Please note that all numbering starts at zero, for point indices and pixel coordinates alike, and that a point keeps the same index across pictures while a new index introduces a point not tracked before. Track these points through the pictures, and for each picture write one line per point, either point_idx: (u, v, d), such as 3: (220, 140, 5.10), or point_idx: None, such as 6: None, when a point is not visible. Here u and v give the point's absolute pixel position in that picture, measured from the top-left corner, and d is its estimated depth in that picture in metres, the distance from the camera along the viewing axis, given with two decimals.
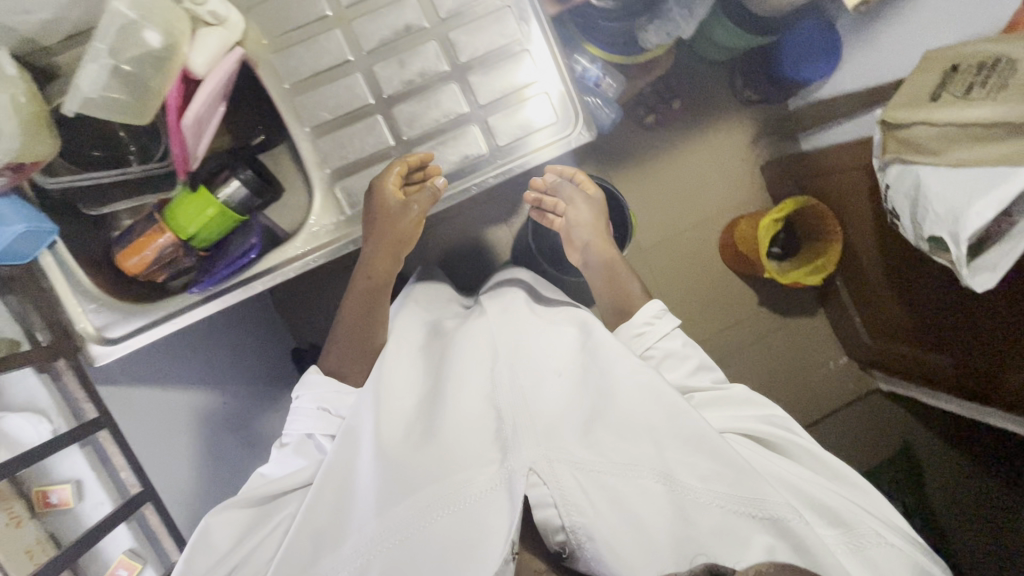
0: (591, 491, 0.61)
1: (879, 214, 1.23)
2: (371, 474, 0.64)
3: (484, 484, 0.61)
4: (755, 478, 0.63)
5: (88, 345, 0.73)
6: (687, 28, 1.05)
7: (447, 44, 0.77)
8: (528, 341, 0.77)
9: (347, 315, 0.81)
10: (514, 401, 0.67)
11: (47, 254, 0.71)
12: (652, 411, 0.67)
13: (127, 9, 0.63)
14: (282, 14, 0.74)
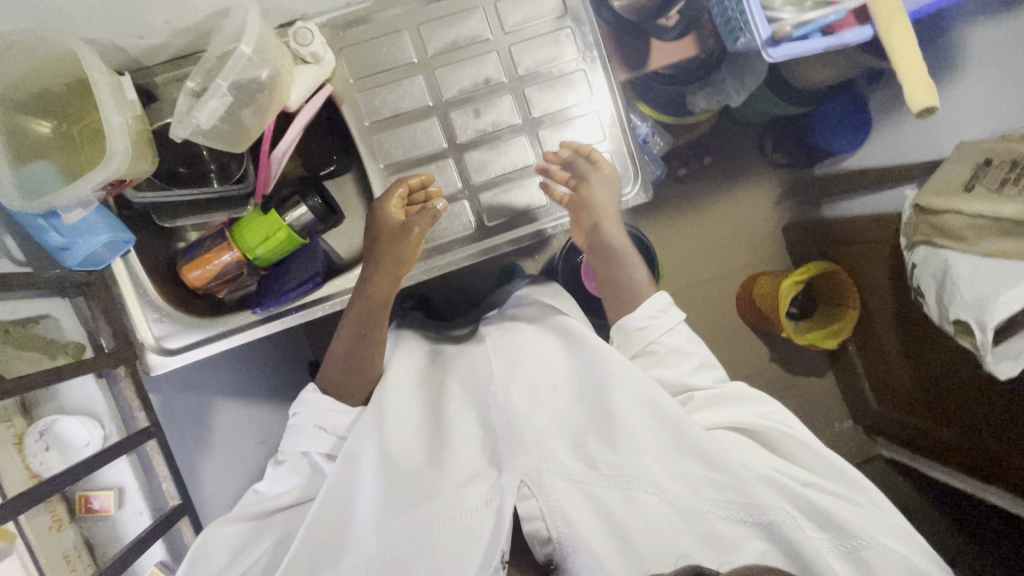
0: (584, 504, 0.61)
1: (899, 289, 1.27)
2: (371, 495, 0.63)
3: (479, 498, 0.60)
4: (750, 485, 0.62)
5: (146, 353, 0.75)
6: (736, 98, 1.10)
7: (522, 98, 0.81)
8: (520, 355, 0.77)
9: (341, 342, 0.77)
10: (505, 410, 0.67)
11: (119, 260, 0.73)
12: (646, 421, 0.67)
13: (248, 46, 0.62)
14: (372, 58, 0.78)
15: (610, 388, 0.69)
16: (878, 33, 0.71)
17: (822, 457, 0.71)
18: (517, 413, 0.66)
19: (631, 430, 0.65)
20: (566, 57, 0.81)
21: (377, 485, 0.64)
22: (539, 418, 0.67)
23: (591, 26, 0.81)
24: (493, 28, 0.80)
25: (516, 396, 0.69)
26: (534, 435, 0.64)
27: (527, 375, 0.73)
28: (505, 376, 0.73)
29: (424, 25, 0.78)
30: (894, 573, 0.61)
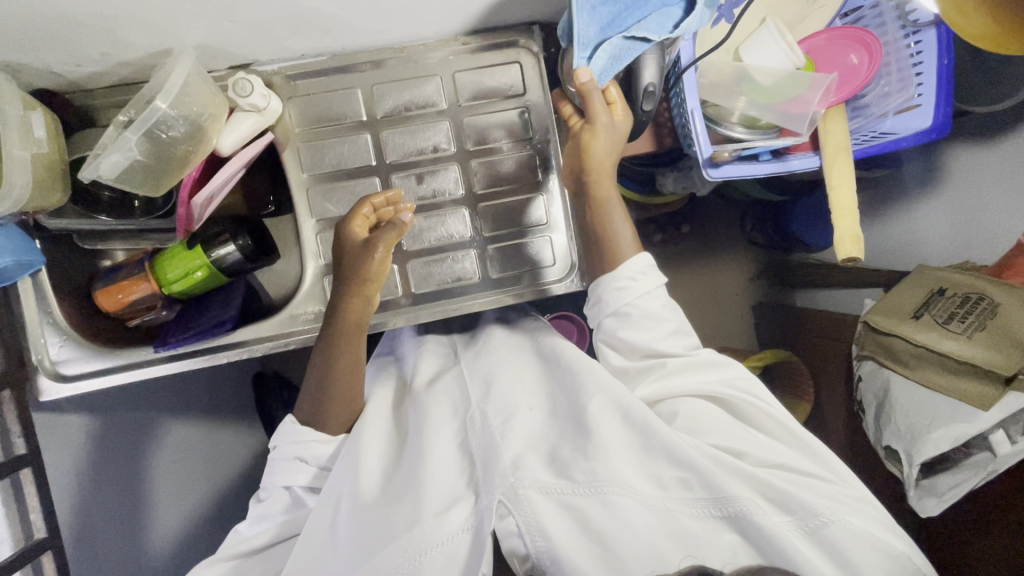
0: (561, 517, 0.56)
1: (848, 395, 1.26)
2: (351, 528, 0.60)
3: (454, 524, 0.57)
4: (720, 479, 0.56)
5: (39, 377, 0.73)
6: (701, 187, 1.10)
7: (468, 171, 0.81)
8: (496, 372, 0.72)
9: (314, 370, 0.70)
10: (479, 431, 0.63)
11: (27, 280, 0.72)
12: (616, 426, 0.62)
13: (162, 104, 0.62)
14: (320, 110, 0.77)
15: (586, 402, 0.64)
16: (823, 164, 0.74)
17: (796, 434, 0.65)
18: (490, 434, 0.62)
19: (602, 436, 0.60)
20: (518, 135, 0.81)
21: (355, 518, 0.60)
22: (514, 435, 0.62)
23: (548, 109, 0.80)
24: (448, 98, 0.79)
25: (492, 416, 0.65)
26: (506, 455, 0.60)
27: (501, 393, 0.68)
28: (479, 395, 0.69)
29: (378, 85, 0.78)
30: (860, 551, 0.55)
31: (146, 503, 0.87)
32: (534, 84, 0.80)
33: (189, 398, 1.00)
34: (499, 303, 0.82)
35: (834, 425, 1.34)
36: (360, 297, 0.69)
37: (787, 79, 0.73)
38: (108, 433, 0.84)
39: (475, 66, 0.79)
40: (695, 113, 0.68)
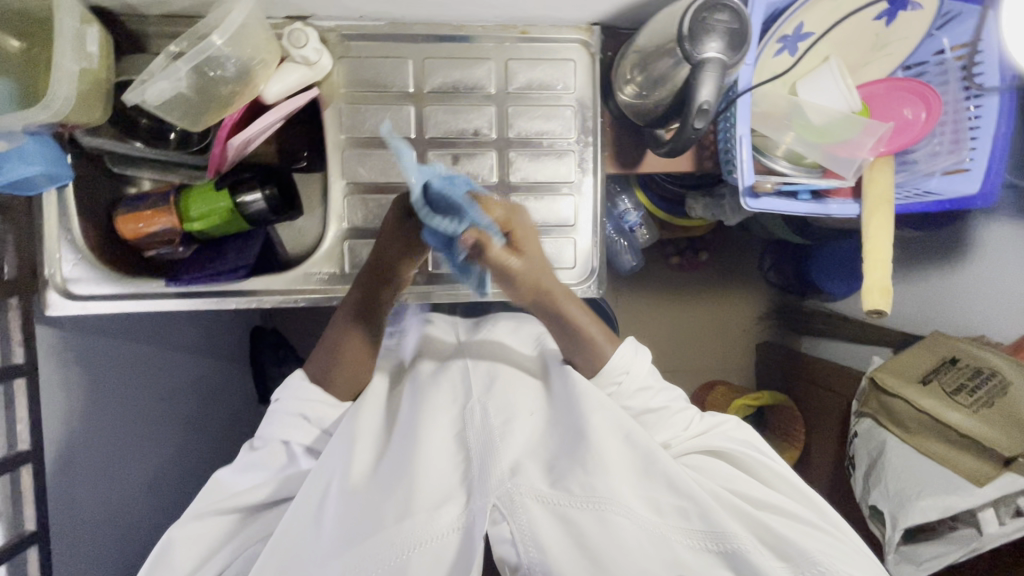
0: (556, 527, 0.56)
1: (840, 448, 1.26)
2: (336, 511, 0.58)
3: (445, 523, 0.56)
4: (719, 515, 0.57)
5: (48, 291, 0.73)
6: (730, 217, 1.09)
7: (504, 160, 0.80)
8: (499, 368, 0.70)
9: (329, 335, 0.67)
10: (477, 431, 0.62)
11: (52, 193, 0.72)
12: (618, 445, 0.60)
13: (218, 40, 0.61)
14: (368, 75, 0.77)
15: (587, 414, 0.61)
16: (863, 212, 0.73)
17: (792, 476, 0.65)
18: (490, 435, 0.61)
19: (605, 454, 0.59)
20: (561, 134, 0.80)
21: (342, 500, 0.58)
22: (511, 437, 0.61)
23: (596, 112, 0.79)
24: (497, 84, 0.78)
25: (493, 415, 0.63)
26: (503, 458, 0.58)
27: (503, 395, 0.66)
28: (482, 391, 0.67)
29: (431, 59, 0.77)
30: None
31: (120, 434, 0.86)
32: (585, 85, 0.79)
33: (168, 339, 0.99)
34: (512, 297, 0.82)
35: (822, 476, 1.33)
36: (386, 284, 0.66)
37: (839, 121, 0.72)
38: (95, 358, 0.83)
39: (530, 57, 0.78)
40: (743, 140, 0.67)
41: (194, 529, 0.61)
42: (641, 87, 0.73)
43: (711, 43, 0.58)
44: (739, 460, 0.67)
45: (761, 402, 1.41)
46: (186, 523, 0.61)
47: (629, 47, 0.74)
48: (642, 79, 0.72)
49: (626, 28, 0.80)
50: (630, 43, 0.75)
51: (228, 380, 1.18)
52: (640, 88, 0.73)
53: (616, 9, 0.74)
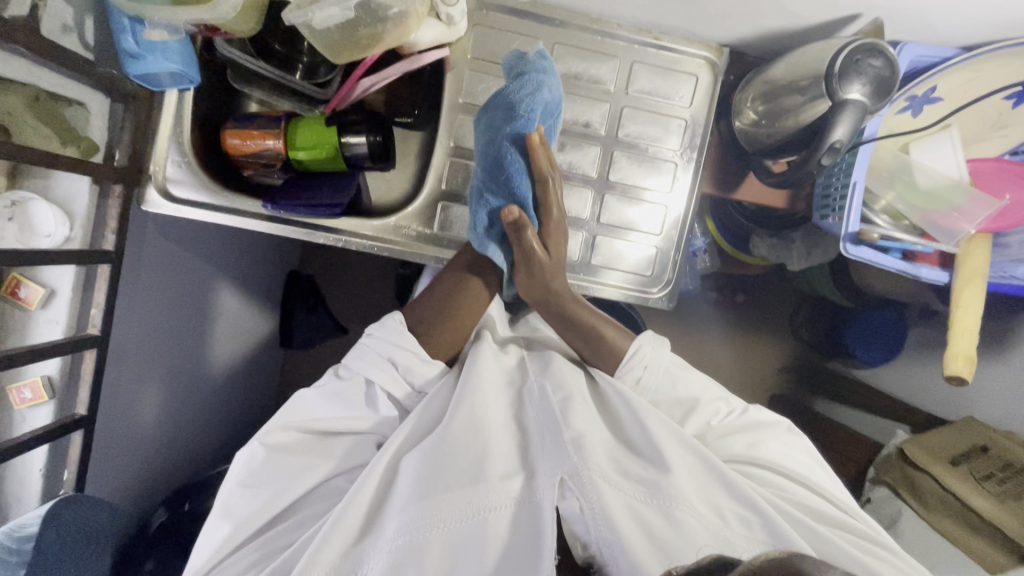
0: (625, 515, 0.55)
1: None
2: (414, 466, 0.59)
3: (518, 493, 0.58)
4: (781, 524, 0.55)
5: (147, 189, 0.74)
6: (794, 262, 1.10)
7: (608, 158, 0.81)
8: (557, 357, 0.73)
9: (434, 295, 0.73)
10: (541, 412, 0.64)
11: (173, 95, 0.73)
12: (679, 448, 0.62)
13: None
14: (497, 46, 0.78)
15: (646, 415, 0.65)
16: (952, 287, 0.73)
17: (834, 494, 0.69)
18: (553, 417, 0.63)
19: (664, 451, 0.61)
20: (668, 145, 0.81)
21: (420, 455, 0.60)
22: (578, 418, 0.63)
23: (706, 131, 0.81)
24: (618, 83, 0.79)
25: (550, 393, 0.66)
26: (567, 435, 0.60)
27: (562, 378, 0.69)
28: (540, 375, 0.70)
29: (560, 45, 0.78)
30: None
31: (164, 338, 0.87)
32: (701, 102, 0.80)
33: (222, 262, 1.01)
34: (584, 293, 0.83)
35: None
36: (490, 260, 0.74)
37: (947, 188, 0.73)
38: (162, 261, 0.84)
39: (656, 63, 0.79)
40: (856, 187, 0.69)
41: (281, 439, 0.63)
42: (761, 116, 0.74)
43: (858, 85, 0.59)
44: (786, 474, 0.69)
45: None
46: (273, 432, 0.63)
47: (758, 75, 0.75)
48: (765, 108, 0.73)
49: (753, 56, 0.81)
50: (759, 71, 0.76)
51: (257, 316, 1.18)
52: (761, 116, 0.74)
53: (753, 35, 0.75)
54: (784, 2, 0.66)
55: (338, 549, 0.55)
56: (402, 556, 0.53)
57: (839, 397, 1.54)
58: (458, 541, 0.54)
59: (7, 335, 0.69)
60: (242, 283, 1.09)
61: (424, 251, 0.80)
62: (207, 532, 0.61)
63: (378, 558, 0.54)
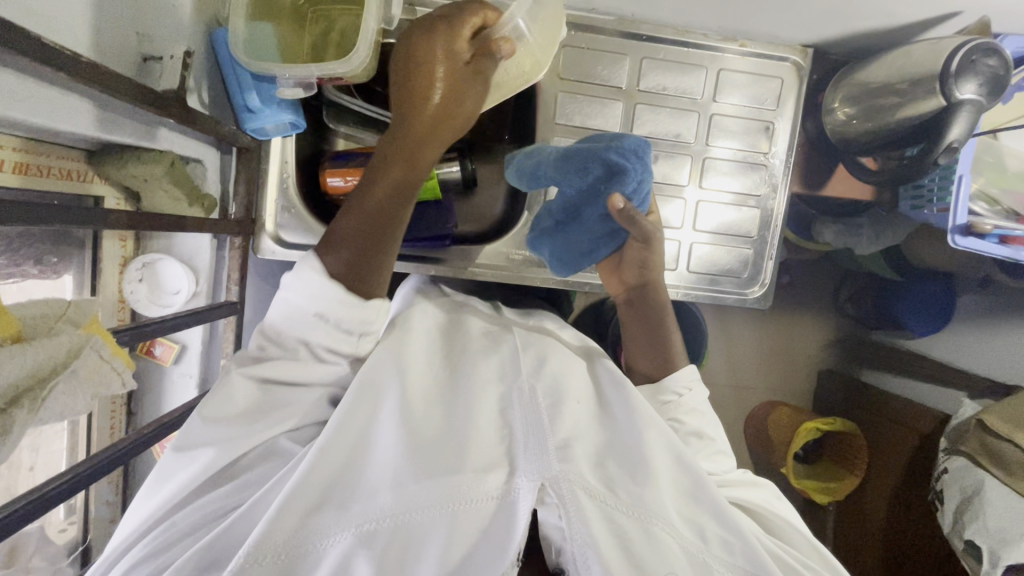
0: (600, 525, 0.49)
1: (908, 480, 1.27)
2: (386, 455, 0.50)
3: (493, 494, 0.48)
4: (762, 555, 0.52)
5: (262, 238, 0.75)
6: (861, 246, 1.10)
7: (699, 168, 0.82)
8: (551, 349, 0.62)
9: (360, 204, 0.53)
10: (526, 409, 0.53)
11: (279, 141, 0.74)
12: (669, 463, 0.55)
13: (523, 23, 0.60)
14: (588, 65, 0.79)
15: (643, 425, 0.56)
16: None
17: (821, 552, 0.62)
18: (540, 413, 0.53)
19: (656, 465, 0.53)
20: (757, 148, 0.83)
21: (393, 445, 0.50)
22: (567, 419, 0.54)
23: (796, 132, 0.82)
24: (706, 91, 0.81)
25: (540, 388, 0.56)
26: (559, 434, 0.51)
27: (557, 373, 0.58)
28: (531, 369, 0.58)
29: (648, 59, 0.79)
30: None
31: None
32: (788, 103, 0.82)
33: None
34: (684, 300, 0.86)
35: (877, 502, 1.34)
36: (427, 140, 0.54)
37: None
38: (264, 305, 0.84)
39: (743, 69, 0.81)
40: (962, 180, 0.72)
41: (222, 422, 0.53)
42: (853, 116, 0.76)
43: (973, 84, 0.61)
44: (765, 520, 0.63)
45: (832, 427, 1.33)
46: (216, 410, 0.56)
47: (849, 76, 0.76)
48: (859, 108, 0.75)
49: (835, 54, 0.83)
50: (848, 71, 0.78)
51: None
52: (852, 116, 0.76)
53: (841, 35, 0.77)
54: (887, 6, 0.67)
55: (303, 510, 0.48)
56: (361, 541, 0.47)
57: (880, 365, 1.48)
58: (426, 526, 0.48)
59: (148, 393, 0.72)
60: None
61: (527, 269, 0.84)
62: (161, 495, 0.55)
63: (340, 535, 0.47)
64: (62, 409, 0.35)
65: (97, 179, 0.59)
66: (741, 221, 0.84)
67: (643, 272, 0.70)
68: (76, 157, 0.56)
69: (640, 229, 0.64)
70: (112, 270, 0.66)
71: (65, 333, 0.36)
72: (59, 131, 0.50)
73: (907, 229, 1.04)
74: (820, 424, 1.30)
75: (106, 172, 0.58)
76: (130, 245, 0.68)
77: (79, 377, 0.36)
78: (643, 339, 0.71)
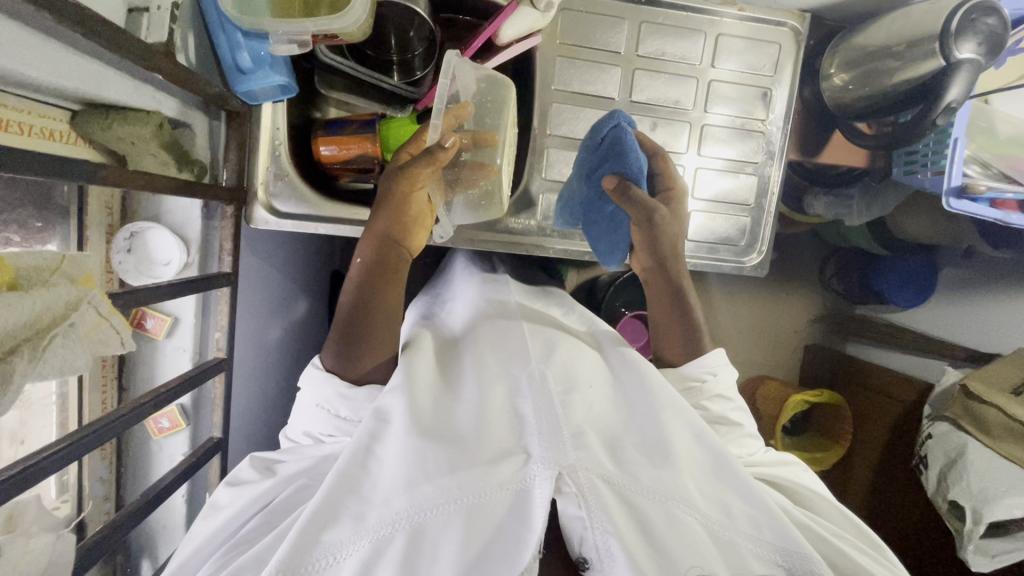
0: (620, 511, 0.50)
1: (892, 447, 1.30)
2: (399, 454, 0.51)
3: (510, 485, 0.49)
4: (790, 526, 0.53)
5: (255, 208, 0.73)
6: (851, 217, 1.11)
7: (697, 135, 0.82)
8: (560, 340, 0.64)
9: (348, 294, 0.63)
10: (537, 398, 0.55)
11: (270, 106, 0.71)
12: (688, 443, 0.57)
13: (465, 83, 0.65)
14: (586, 28, 0.77)
15: (659, 409, 0.58)
16: None
17: (849, 517, 0.64)
18: (552, 400, 0.54)
19: (674, 447, 0.55)
20: (755, 116, 0.82)
21: (405, 443, 0.51)
22: (578, 405, 0.55)
23: (793, 98, 0.82)
24: (705, 56, 0.80)
25: (550, 379, 0.57)
26: (570, 422, 0.53)
27: (565, 363, 0.60)
28: (540, 360, 0.60)
29: (647, 24, 0.78)
30: None
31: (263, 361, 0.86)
32: (785, 69, 0.81)
33: (298, 272, 0.98)
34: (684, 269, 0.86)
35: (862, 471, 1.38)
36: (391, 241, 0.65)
37: None
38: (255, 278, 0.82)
39: (742, 34, 0.80)
40: (958, 142, 0.72)
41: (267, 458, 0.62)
42: (851, 80, 0.76)
43: (973, 43, 0.62)
44: (789, 491, 0.65)
45: (818, 399, 1.34)
46: (250, 462, 0.63)
47: (848, 39, 0.76)
48: (856, 73, 0.75)
49: (832, 19, 0.82)
50: (846, 35, 0.77)
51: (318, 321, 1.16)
52: (850, 80, 0.76)
53: None
54: None
55: (321, 517, 0.48)
56: (377, 543, 0.47)
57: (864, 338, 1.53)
58: (441, 526, 0.47)
59: (141, 367, 0.69)
60: (313, 292, 1.06)
61: (527, 239, 0.82)
62: (201, 522, 0.60)
63: (358, 542, 0.48)
64: (62, 363, 0.35)
65: (81, 141, 0.56)
66: (741, 190, 0.84)
67: (661, 251, 0.70)
68: (57, 116, 0.53)
69: (637, 204, 0.67)
70: (99, 238, 0.63)
71: (61, 286, 0.36)
72: (39, 83, 0.47)
73: (897, 199, 1.05)
74: (806, 395, 1.32)
75: (90, 133, 0.55)
76: (117, 215, 0.65)
77: (78, 334, 0.36)
78: (665, 321, 0.70)
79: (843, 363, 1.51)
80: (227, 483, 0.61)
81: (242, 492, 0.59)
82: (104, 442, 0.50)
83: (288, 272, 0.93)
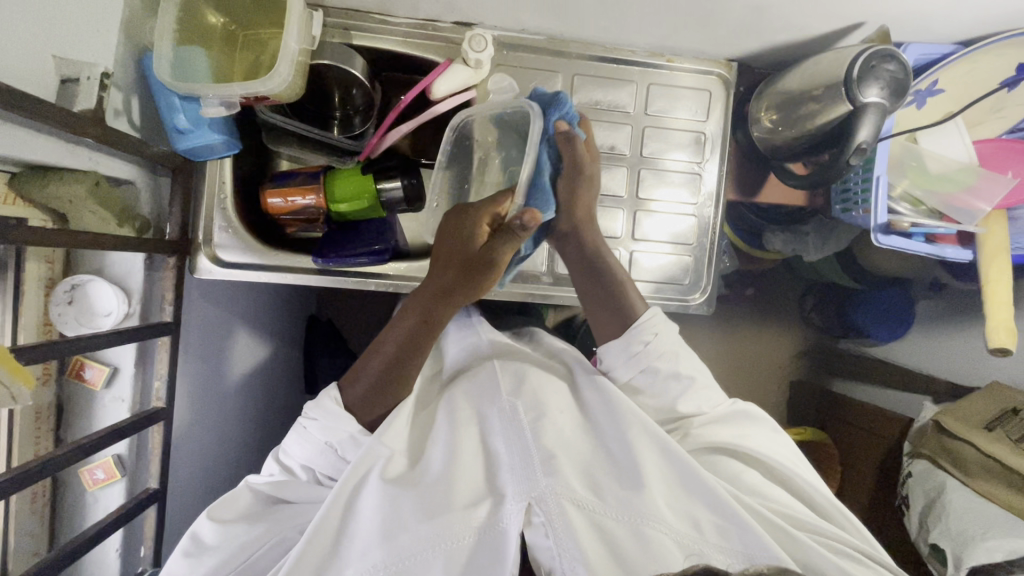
0: (591, 536, 0.51)
1: (877, 485, 1.25)
2: (375, 502, 0.52)
3: (484, 522, 0.51)
4: (758, 533, 0.53)
5: (198, 257, 0.75)
6: (811, 252, 1.12)
7: (636, 178, 0.85)
8: (529, 369, 0.65)
9: (381, 355, 0.61)
10: (508, 433, 0.57)
11: (215, 163, 0.75)
12: (654, 459, 0.57)
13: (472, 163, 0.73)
14: (521, 83, 0.81)
15: (627, 431, 0.59)
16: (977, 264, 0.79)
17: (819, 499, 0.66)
18: (524, 433, 0.56)
19: (642, 467, 0.56)
20: (692, 158, 0.85)
21: (381, 490, 0.53)
22: (550, 431, 0.57)
23: (725, 142, 0.85)
24: (637, 104, 0.83)
25: (522, 411, 0.59)
26: (539, 453, 0.54)
27: (536, 390, 0.62)
28: (512, 390, 0.62)
29: (579, 76, 0.82)
30: None
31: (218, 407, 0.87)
32: (717, 114, 0.85)
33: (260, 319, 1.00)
34: None
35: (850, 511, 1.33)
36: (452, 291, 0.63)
37: (957, 171, 0.79)
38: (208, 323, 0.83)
39: (669, 83, 0.84)
40: (879, 181, 0.75)
41: (238, 506, 0.59)
42: (777, 123, 0.79)
43: (876, 88, 0.64)
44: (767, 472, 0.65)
45: None
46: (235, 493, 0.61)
47: (772, 86, 0.79)
48: (781, 115, 0.78)
49: (759, 67, 0.86)
50: (771, 82, 0.81)
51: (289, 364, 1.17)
52: (776, 123, 0.79)
53: (760, 49, 0.80)
54: (795, 19, 0.70)
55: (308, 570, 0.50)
56: None
57: (849, 374, 1.51)
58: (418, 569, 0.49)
59: (76, 416, 0.70)
60: (279, 339, 1.07)
61: None
62: None
63: None
64: None
65: (19, 201, 0.57)
66: (683, 231, 0.86)
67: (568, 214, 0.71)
68: None
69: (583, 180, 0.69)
70: (37, 292, 0.62)
71: None
72: None
73: (852, 234, 1.06)
74: None
75: (31, 191, 0.56)
76: (57, 266, 0.65)
77: None
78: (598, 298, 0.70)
79: (827, 399, 1.48)
80: (210, 518, 0.58)
81: (212, 551, 0.56)
82: (20, 488, 0.52)
83: (249, 319, 0.95)
